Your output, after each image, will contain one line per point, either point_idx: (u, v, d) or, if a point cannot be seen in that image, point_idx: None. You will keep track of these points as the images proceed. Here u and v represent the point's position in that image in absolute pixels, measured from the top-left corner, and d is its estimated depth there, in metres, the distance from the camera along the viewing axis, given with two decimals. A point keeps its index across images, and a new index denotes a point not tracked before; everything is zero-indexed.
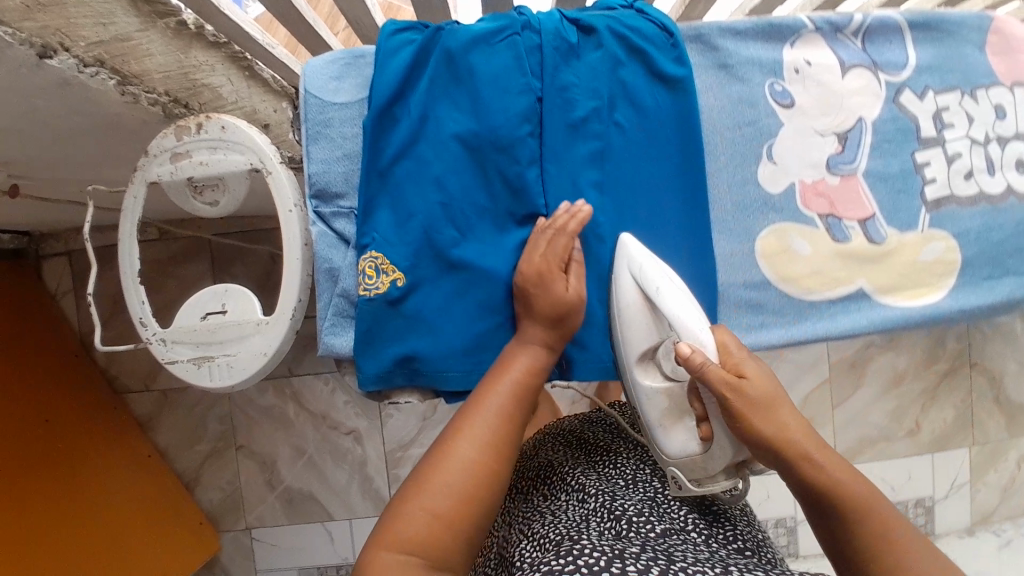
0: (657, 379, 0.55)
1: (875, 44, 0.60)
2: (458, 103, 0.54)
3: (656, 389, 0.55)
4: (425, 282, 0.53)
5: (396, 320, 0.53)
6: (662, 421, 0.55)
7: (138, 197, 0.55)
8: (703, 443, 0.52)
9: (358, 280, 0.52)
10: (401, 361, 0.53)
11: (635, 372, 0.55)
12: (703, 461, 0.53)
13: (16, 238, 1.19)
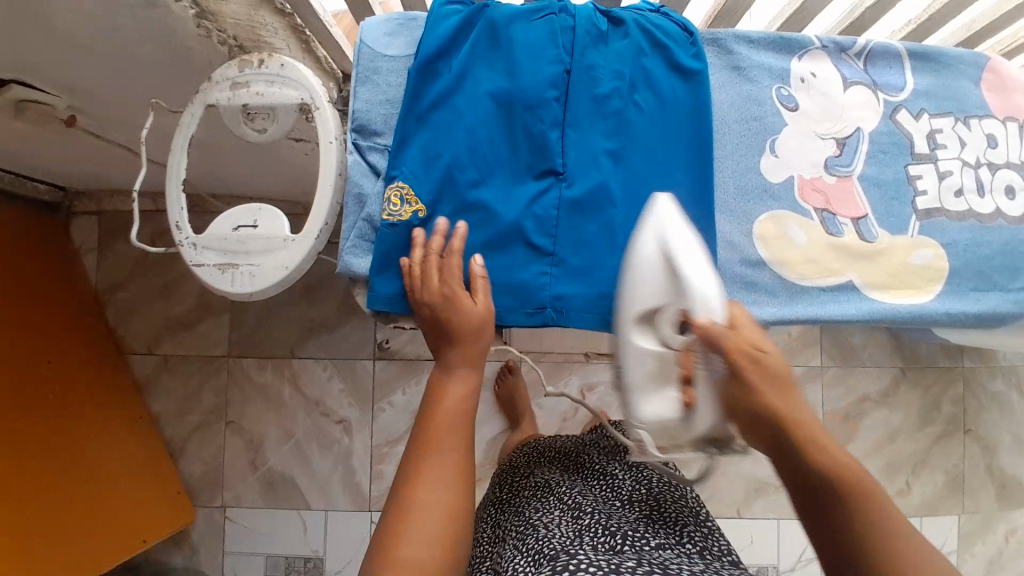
0: (651, 341, 0.51)
1: (877, 67, 0.67)
2: (494, 66, 0.60)
3: (647, 351, 0.51)
4: (444, 217, 0.57)
5: (413, 247, 0.56)
6: (643, 383, 0.51)
7: (195, 115, 0.62)
8: (684, 411, 0.49)
9: (383, 206, 0.56)
10: (411, 286, 0.56)
11: (631, 331, 0.52)
12: (678, 431, 0.50)
13: (52, 192, 1.25)
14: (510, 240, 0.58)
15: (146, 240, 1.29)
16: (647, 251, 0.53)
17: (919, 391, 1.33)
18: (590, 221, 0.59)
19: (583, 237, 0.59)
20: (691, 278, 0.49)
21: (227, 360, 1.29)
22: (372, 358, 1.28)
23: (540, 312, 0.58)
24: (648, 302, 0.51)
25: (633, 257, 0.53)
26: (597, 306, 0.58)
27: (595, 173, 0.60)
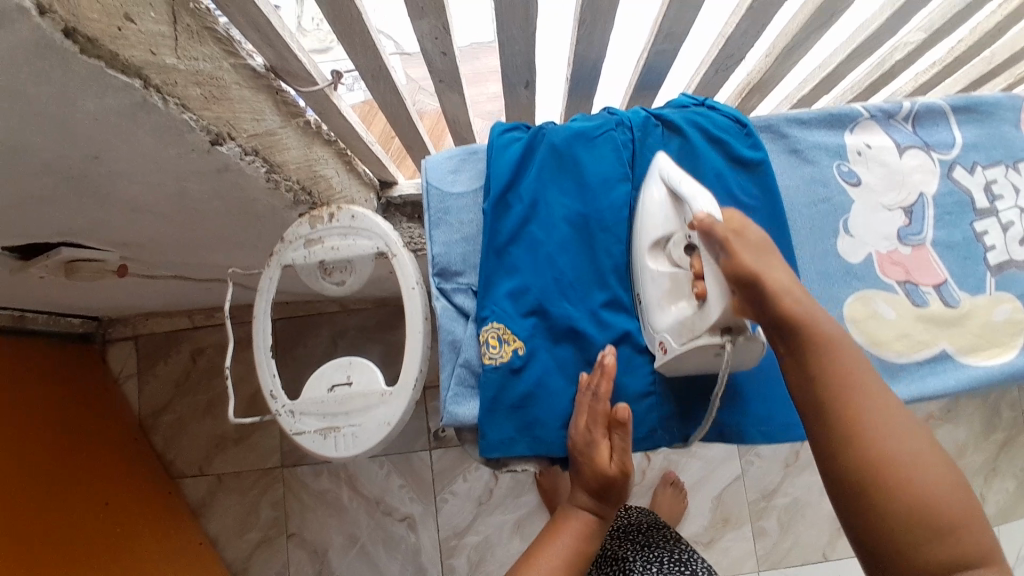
0: (662, 264, 0.54)
1: (925, 127, 0.68)
2: (563, 189, 0.60)
3: (660, 272, 0.54)
4: (543, 350, 0.56)
5: (518, 388, 0.55)
6: (661, 300, 0.54)
7: (273, 278, 0.61)
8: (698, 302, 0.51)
9: (482, 350, 0.56)
10: (522, 428, 0.55)
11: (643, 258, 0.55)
12: (692, 322, 0.51)
13: (86, 322, 1.23)
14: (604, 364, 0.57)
15: (185, 359, 1.28)
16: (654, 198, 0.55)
17: (978, 400, 1.33)
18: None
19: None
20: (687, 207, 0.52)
21: (281, 471, 1.26)
22: (428, 447, 1.26)
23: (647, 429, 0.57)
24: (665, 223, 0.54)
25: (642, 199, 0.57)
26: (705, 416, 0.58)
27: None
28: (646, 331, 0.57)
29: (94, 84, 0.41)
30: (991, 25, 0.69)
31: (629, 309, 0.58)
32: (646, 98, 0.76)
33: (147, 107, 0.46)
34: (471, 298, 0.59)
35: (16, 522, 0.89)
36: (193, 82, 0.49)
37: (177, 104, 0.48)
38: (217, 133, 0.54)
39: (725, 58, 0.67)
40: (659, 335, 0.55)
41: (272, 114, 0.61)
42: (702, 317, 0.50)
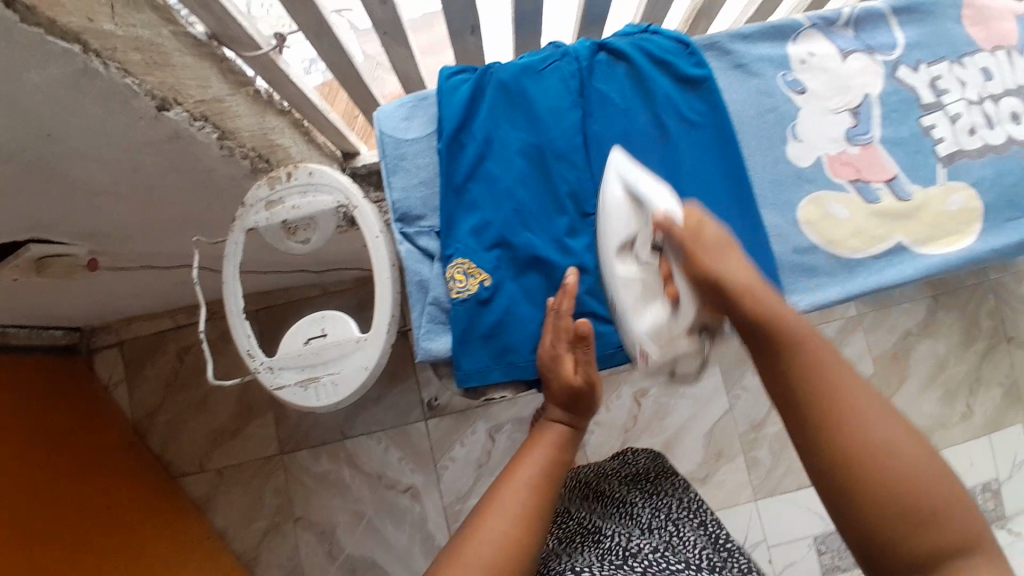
0: (631, 266, 0.57)
1: (866, 31, 0.69)
2: (515, 122, 0.61)
3: (630, 275, 0.56)
4: (509, 280, 0.58)
5: (488, 318, 0.57)
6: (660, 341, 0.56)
7: (238, 243, 0.61)
8: (670, 305, 0.55)
9: (450, 286, 0.58)
10: (495, 355, 0.57)
11: (611, 261, 0.57)
12: (670, 321, 0.56)
13: (67, 334, 1.23)
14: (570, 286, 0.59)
15: (172, 358, 1.28)
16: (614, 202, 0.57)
17: (956, 313, 1.37)
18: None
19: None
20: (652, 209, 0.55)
21: (280, 457, 1.27)
22: (423, 418, 1.28)
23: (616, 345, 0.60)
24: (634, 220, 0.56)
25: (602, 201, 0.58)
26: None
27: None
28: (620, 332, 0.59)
29: (36, 51, 0.42)
30: None
31: (587, 231, 0.60)
32: (592, 35, 0.76)
33: (89, 73, 0.47)
34: (435, 239, 0.60)
35: (22, 528, 0.90)
36: (132, 48, 0.49)
37: (118, 69, 0.48)
38: (162, 98, 0.54)
39: None
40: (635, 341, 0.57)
41: (219, 82, 0.61)
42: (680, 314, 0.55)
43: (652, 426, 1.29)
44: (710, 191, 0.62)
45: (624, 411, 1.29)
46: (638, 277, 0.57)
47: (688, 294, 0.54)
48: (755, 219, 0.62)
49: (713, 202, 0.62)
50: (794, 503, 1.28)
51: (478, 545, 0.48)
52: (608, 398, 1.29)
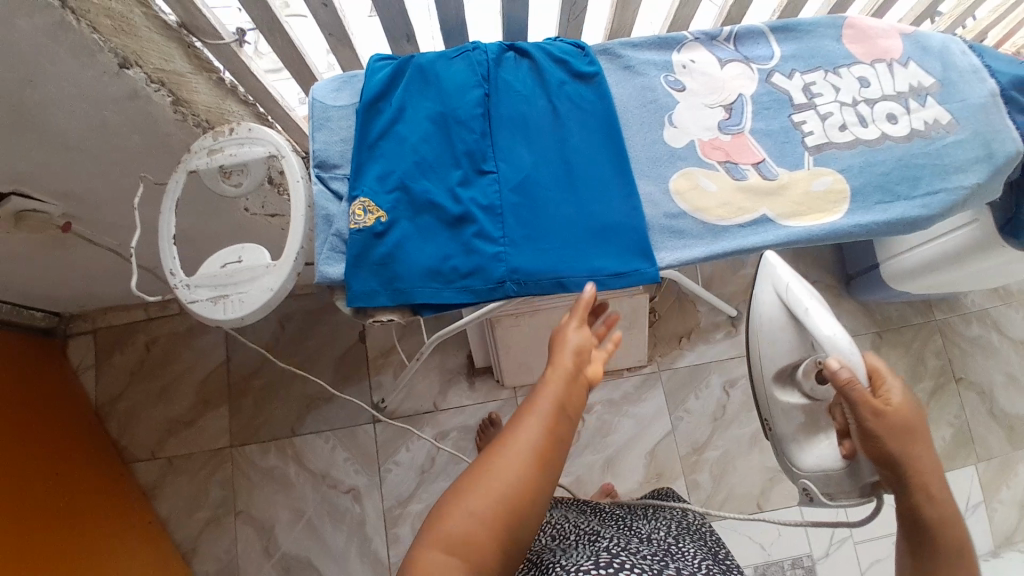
0: (796, 396, 0.75)
1: (746, 45, 0.80)
2: (426, 96, 0.72)
3: (794, 405, 0.75)
4: (404, 220, 0.67)
5: (380, 248, 0.65)
6: (798, 435, 0.75)
7: (179, 180, 0.71)
8: (845, 460, 0.68)
9: (351, 219, 0.65)
10: (385, 281, 0.65)
11: (773, 390, 0.76)
12: (834, 475, 0.70)
13: (48, 317, 1.31)
14: (459, 230, 0.67)
15: (140, 348, 1.35)
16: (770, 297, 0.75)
17: (902, 350, 1.39)
18: (527, 205, 0.69)
19: (524, 220, 0.68)
20: (820, 327, 0.66)
21: (230, 450, 1.31)
22: (371, 421, 1.32)
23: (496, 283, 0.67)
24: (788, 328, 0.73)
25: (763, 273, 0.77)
26: (543, 270, 0.67)
27: (524, 167, 0.70)
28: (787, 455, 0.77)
29: None
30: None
31: (479, 188, 0.69)
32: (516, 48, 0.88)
33: (65, 27, 0.58)
34: (346, 184, 0.69)
35: None
36: (104, 15, 0.60)
37: (86, 26, 0.59)
38: (124, 57, 0.64)
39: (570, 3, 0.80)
40: (803, 483, 0.74)
41: (182, 62, 0.72)
42: (850, 473, 0.68)
43: (594, 442, 1.31)
44: (592, 163, 0.72)
45: None
46: (799, 406, 0.75)
47: (864, 472, 0.66)
48: (630, 187, 0.71)
49: (593, 172, 0.71)
50: (732, 529, 1.27)
51: (479, 498, 0.47)
52: None
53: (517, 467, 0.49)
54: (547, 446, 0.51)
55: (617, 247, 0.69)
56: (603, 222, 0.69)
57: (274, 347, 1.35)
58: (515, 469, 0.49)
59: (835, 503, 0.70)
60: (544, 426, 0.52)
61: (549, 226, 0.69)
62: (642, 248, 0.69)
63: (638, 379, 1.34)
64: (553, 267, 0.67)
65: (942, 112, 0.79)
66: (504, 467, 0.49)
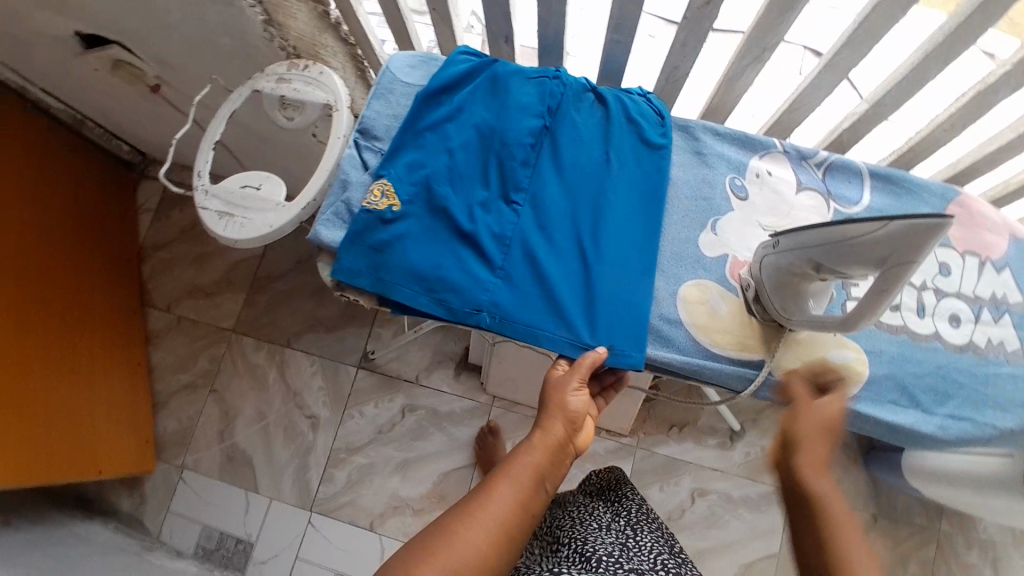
0: (805, 262, 0.61)
1: (834, 179, 0.75)
2: (489, 104, 0.70)
3: (794, 260, 0.61)
4: (415, 215, 0.65)
5: (381, 233, 0.64)
6: (772, 270, 0.64)
7: (242, 95, 0.75)
8: (786, 318, 0.65)
9: (366, 197, 0.65)
10: (371, 265, 0.64)
11: (806, 243, 0.60)
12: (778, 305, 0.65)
13: (133, 154, 1.45)
14: (462, 245, 0.65)
15: (197, 213, 1.47)
16: (891, 228, 0.53)
17: (889, 542, 1.31)
18: (540, 248, 0.66)
19: (530, 260, 0.65)
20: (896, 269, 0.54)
21: (230, 334, 1.40)
22: (356, 365, 1.37)
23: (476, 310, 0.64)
24: (871, 259, 0.56)
25: (903, 219, 0.52)
26: (525, 318, 0.64)
27: (552, 210, 0.67)
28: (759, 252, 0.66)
29: None
30: (942, 118, 0.74)
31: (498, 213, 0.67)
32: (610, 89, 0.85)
33: None
34: (376, 158, 0.70)
35: None
36: None
37: None
38: None
39: (671, 67, 0.76)
40: (746, 282, 0.67)
41: None
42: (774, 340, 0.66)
43: None
44: (622, 233, 0.67)
45: None
46: (792, 264, 0.62)
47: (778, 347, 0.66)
48: (648, 274, 0.66)
49: (618, 243, 0.67)
50: None
51: (454, 550, 0.48)
52: (518, 436, 1.34)
53: (483, 536, 0.49)
54: (517, 515, 0.51)
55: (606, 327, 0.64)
56: (606, 296, 0.65)
57: (305, 262, 1.42)
58: (481, 539, 0.49)
59: (749, 313, 0.67)
60: (513, 496, 0.52)
61: (552, 276, 0.65)
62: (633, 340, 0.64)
63: (612, 444, 1.33)
64: (533, 318, 0.64)
65: (1011, 335, 0.74)
66: (473, 538, 0.49)
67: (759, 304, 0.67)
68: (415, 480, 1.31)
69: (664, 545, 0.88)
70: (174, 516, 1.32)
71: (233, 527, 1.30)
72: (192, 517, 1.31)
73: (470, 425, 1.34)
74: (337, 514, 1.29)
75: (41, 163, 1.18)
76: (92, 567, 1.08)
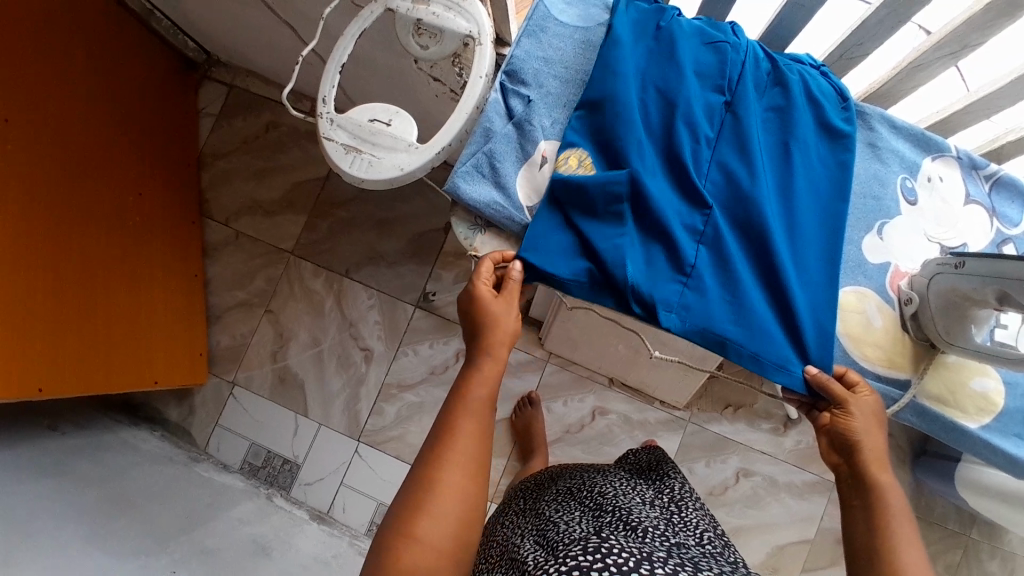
0: (987, 292, 0.56)
1: (1000, 195, 0.69)
2: (665, 67, 0.63)
3: (977, 287, 0.57)
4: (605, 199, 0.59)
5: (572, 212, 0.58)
6: (948, 290, 0.59)
7: (374, 12, 0.67)
8: (948, 343, 0.61)
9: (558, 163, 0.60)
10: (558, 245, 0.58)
11: (998, 270, 0.55)
12: (942, 328, 0.61)
13: (198, 52, 1.36)
14: (648, 230, 0.60)
15: (260, 125, 1.39)
16: None
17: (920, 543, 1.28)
18: (729, 245, 0.60)
19: (721, 257, 0.60)
20: None
21: (289, 256, 1.37)
22: (414, 304, 1.33)
23: (669, 309, 0.58)
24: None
25: None
26: (719, 323, 0.59)
27: (745, 199, 0.61)
28: (936, 267, 0.61)
29: None
30: None
31: (680, 197, 0.61)
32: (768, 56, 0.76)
33: None
34: (523, 107, 0.63)
35: (61, 158, 0.99)
36: None
37: None
38: None
39: (852, 44, 0.68)
40: (907, 295, 0.63)
41: None
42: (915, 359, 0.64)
43: (591, 443, 1.31)
44: (810, 233, 0.62)
45: (577, 415, 1.33)
46: (971, 290, 0.57)
47: (918, 369, 0.64)
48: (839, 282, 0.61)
49: (805, 245, 0.62)
50: None
51: (441, 504, 0.48)
52: (570, 394, 1.33)
53: (456, 474, 0.50)
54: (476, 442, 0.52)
55: (790, 334, 0.60)
56: (801, 303, 0.60)
57: (370, 190, 1.36)
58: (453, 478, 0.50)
59: (909, 326, 0.64)
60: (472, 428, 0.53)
61: (742, 274, 0.60)
62: (820, 353, 0.60)
63: (665, 416, 1.32)
64: (721, 323, 0.59)
65: None
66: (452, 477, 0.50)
67: (915, 321, 0.64)
68: None
69: (711, 527, 0.74)
70: (222, 429, 1.34)
71: (281, 446, 1.31)
72: (240, 432, 1.33)
73: (524, 377, 1.34)
74: (384, 447, 1.30)
75: (105, 54, 1.10)
76: (145, 476, 1.10)
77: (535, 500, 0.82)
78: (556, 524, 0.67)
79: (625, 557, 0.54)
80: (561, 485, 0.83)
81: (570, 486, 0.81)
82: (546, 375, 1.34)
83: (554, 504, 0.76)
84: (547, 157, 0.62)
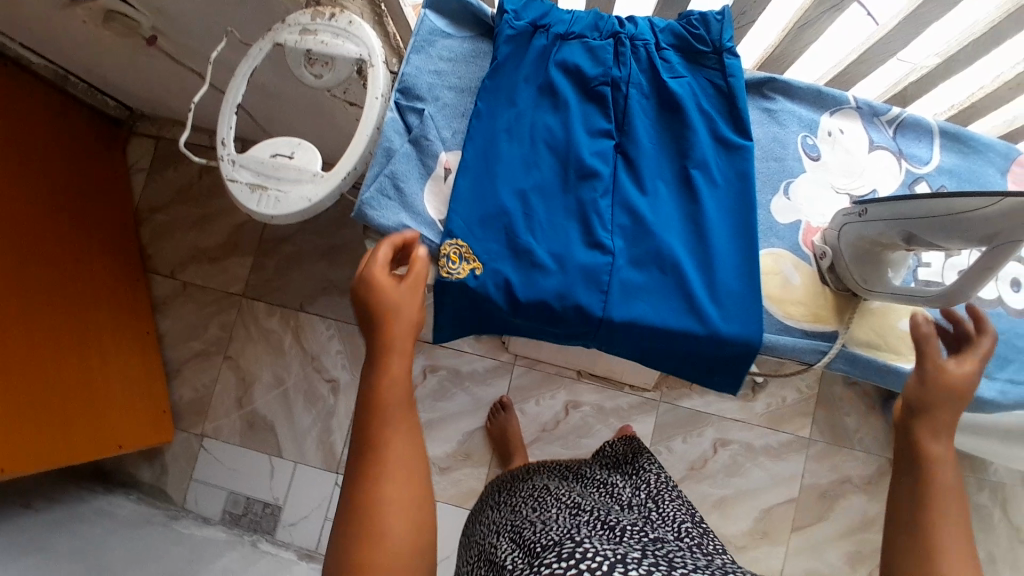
0: (894, 234, 0.58)
1: (905, 137, 0.71)
2: (550, 121, 0.65)
3: (881, 230, 0.58)
4: (502, 267, 0.61)
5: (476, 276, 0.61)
6: (860, 238, 0.61)
7: (263, 49, 0.67)
8: (867, 291, 0.63)
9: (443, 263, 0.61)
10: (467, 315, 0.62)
11: (900, 212, 0.57)
12: (860, 278, 0.63)
13: (118, 108, 1.34)
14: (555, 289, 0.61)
15: (193, 172, 1.38)
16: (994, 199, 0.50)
17: None
18: (642, 283, 0.62)
19: (632, 301, 0.62)
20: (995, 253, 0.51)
21: (240, 299, 1.35)
22: None
23: None
24: (977, 236, 0.52)
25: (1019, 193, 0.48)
26: None
27: (646, 240, 0.63)
28: (844, 218, 0.63)
29: None
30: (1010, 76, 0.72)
31: (583, 249, 0.62)
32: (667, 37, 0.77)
33: None
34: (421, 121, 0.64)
35: None
36: None
37: None
38: None
39: (737, 14, 0.70)
40: (824, 253, 0.65)
41: None
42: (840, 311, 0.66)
43: (569, 438, 1.32)
44: (723, 250, 0.63)
45: (551, 412, 1.34)
46: (877, 234, 0.59)
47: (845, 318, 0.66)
48: (753, 300, 0.62)
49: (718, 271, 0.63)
50: None
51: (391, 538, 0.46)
52: (541, 393, 1.34)
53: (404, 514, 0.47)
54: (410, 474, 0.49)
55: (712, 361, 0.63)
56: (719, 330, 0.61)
57: (312, 222, 1.35)
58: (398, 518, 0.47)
59: (829, 281, 0.66)
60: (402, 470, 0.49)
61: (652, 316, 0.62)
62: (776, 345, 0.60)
63: (637, 399, 1.33)
64: None
65: None
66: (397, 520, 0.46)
67: (833, 274, 0.66)
68: (441, 441, 1.33)
69: (689, 516, 0.73)
70: (197, 483, 1.32)
71: (260, 492, 1.30)
72: (216, 482, 1.31)
73: (493, 384, 1.34)
74: None
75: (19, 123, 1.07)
76: (124, 543, 1.08)
77: (512, 496, 0.81)
78: (533, 530, 0.65)
79: (600, 560, 0.51)
80: (536, 485, 0.82)
81: (548, 487, 0.81)
82: (514, 378, 1.34)
83: (531, 503, 0.76)
84: (450, 167, 0.64)
